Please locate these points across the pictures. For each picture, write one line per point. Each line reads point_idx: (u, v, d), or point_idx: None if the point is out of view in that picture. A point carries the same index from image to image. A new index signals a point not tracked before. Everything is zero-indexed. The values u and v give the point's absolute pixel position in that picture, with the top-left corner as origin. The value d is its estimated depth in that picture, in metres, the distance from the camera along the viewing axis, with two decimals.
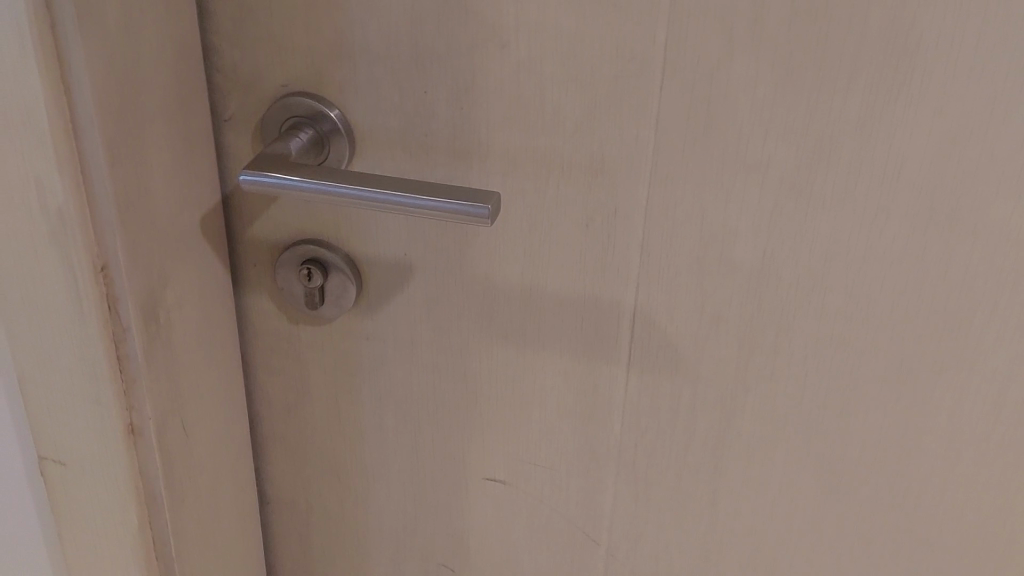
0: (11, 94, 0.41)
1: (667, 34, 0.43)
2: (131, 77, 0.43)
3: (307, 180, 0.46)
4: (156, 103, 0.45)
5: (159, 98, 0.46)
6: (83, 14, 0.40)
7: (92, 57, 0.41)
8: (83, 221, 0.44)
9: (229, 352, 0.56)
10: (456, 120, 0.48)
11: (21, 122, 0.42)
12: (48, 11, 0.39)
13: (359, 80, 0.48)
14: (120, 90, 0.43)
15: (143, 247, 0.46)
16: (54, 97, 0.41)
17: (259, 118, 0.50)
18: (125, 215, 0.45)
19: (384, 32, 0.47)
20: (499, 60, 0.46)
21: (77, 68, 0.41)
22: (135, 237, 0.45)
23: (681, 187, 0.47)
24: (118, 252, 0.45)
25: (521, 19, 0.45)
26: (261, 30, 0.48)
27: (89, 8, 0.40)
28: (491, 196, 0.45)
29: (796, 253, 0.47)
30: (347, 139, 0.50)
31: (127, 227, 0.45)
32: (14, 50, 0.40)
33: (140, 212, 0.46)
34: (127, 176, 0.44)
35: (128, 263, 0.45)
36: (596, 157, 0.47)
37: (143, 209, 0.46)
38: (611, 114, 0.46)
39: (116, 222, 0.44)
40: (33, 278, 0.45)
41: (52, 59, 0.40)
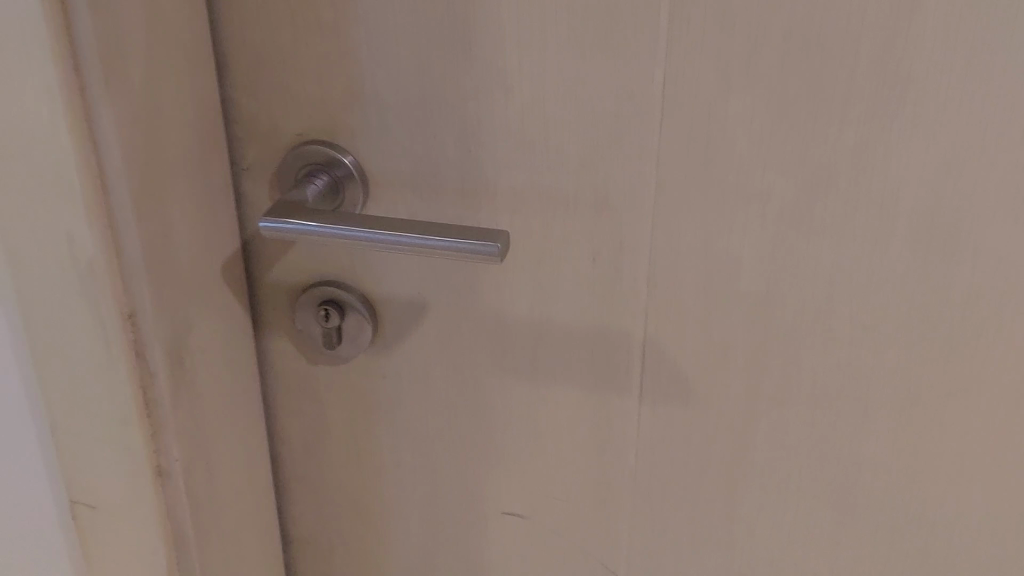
0: (42, 153, 0.43)
1: (664, 73, 0.45)
2: (155, 133, 0.46)
3: (323, 225, 0.48)
4: (179, 157, 0.48)
5: (181, 152, 0.48)
6: (111, 75, 0.42)
7: (119, 116, 0.43)
8: (112, 272, 0.46)
9: (251, 393, 0.57)
10: (465, 162, 0.50)
11: (52, 178, 0.44)
12: (78, 75, 0.41)
13: (372, 127, 0.50)
14: (145, 146, 0.45)
15: (169, 295, 0.48)
16: (84, 154, 0.43)
17: (276, 166, 0.53)
18: (151, 264, 0.46)
19: (395, 81, 0.49)
20: (505, 104, 0.48)
21: (104, 126, 0.43)
22: (160, 285, 0.47)
23: (683, 219, 0.49)
24: (146, 301, 0.47)
25: (524, 64, 0.47)
26: (277, 83, 0.50)
27: (115, 69, 0.42)
28: (499, 234, 0.47)
29: (799, 280, 0.49)
30: (360, 184, 0.52)
31: (153, 277, 0.47)
32: (45, 111, 0.42)
33: (165, 261, 0.47)
34: (153, 228, 0.46)
35: (155, 310, 0.47)
36: (601, 193, 0.49)
37: (169, 258, 0.48)
38: (614, 151, 0.48)
39: (144, 272, 0.46)
40: (64, 327, 0.47)
41: (81, 119, 0.42)
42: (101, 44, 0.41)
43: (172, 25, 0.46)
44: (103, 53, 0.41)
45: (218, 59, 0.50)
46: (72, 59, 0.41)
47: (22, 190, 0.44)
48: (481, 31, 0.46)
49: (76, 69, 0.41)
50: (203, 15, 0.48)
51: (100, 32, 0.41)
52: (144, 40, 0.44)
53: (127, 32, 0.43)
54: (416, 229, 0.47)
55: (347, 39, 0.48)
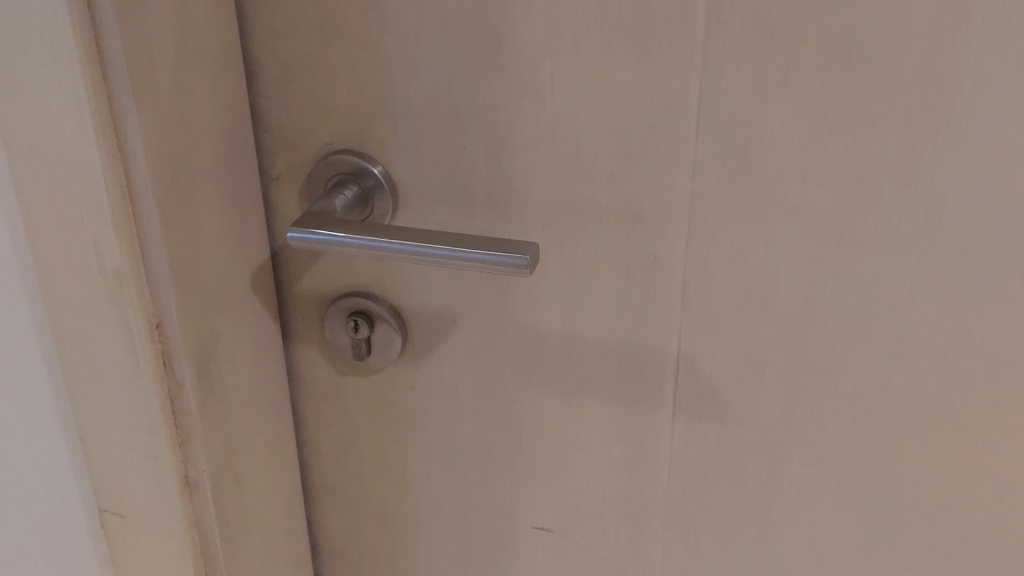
0: (72, 163, 0.43)
1: (699, 81, 0.44)
2: (184, 142, 0.45)
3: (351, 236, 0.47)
4: (208, 165, 0.47)
5: (211, 160, 0.47)
6: (139, 84, 0.42)
7: (147, 125, 0.43)
8: (140, 281, 0.46)
9: (281, 404, 0.57)
10: (495, 172, 0.49)
11: (81, 188, 0.44)
12: (106, 83, 0.41)
13: (401, 135, 0.50)
14: (173, 155, 0.45)
15: (197, 305, 0.48)
16: (112, 164, 0.43)
17: (306, 175, 0.52)
18: (179, 274, 0.46)
19: (424, 89, 0.48)
20: (536, 112, 0.47)
21: (132, 136, 0.42)
22: (188, 294, 0.47)
23: (718, 232, 0.47)
24: (173, 310, 0.46)
25: (555, 72, 0.46)
26: (307, 91, 0.50)
27: (143, 79, 0.42)
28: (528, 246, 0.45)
29: (839, 294, 0.47)
30: (390, 194, 0.51)
31: (180, 286, 0.46)
32: (74, 121, 0.42)
33: (193, 271, 0.47)
34: (180, 237, 0.46)
35: (182, 320, 0.47)
36: (633, 204, 0.48)
37: (196, 267, 0.47)
38: (647, 161, 0.46)
39: (170, 281, 0.46)
40: (93, 336, 0.47)
41: (110, 128, 0.42)
42: (129, 53, 0.41)
43: (202, 33, 0.46)
44: (131, 62, 0.41)
45: (248, 67, 0.50)
46: (100, 68, 0.41)
47: (52, 199, 0.44)
48: (512, 39, 0.45)
49: (104, 77, 0.41)
50: (233, 23, 0.48)
51: (128, 41, 0.41)
52: (173, 49, 0.44)
53: (156, 41, 0.43)
54: (444, 240, 0.46)
55: (377, 47, 0.48)
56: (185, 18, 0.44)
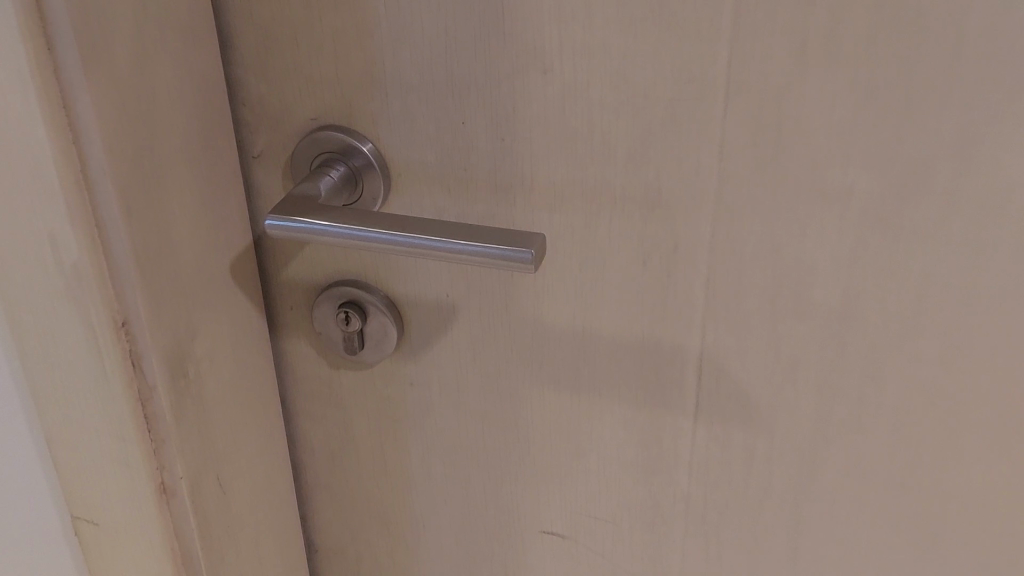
0: (18, 147, 0.38)
1: (729, 51, 0.38)
2: (147, 121, 0.40)
3: (337, 224, 0.42)
4: (176, 145, 0.42)
5: (180, 140, 0.42)
6: (89, 57, 0.37)
7: (101, 103, 0.38)
8: (101, 277, 0.41)
9: (268, 400, 0.52)
10: (498, 152, 0.44)
11: (30, 175, 0.39)
12: (51, 56, 0.36)
13: (393, 110, 0.44)
14: (134, 136, 0.40)
15: (167, 301, 0.43)
16: (63, 148, 0.38)
17: (289, 153, 0.47)
18: (144, 268, 0.42)
19: (417, 59, 0.43)
20: (542, 85, 0.42)
21: (84, 115, 0.38)
22: (157, 290, 0.42)
23: (748, 221, 0.42)
24: (139, 308, 0.42)
25: (564, 40, 0.40)
26: (288, 61, 0.45)
27: (95, 50, 0.37)
28: (535, 235, 0.40)
29: (884, 291, 0.42)
30: (381, 175, 0.46)
31: (147, 281, 0.42)
32: (18, 100, 0.37)
33: (162, 263, 0.43)
34: (145, 227, 0.41)
35: (151, 318, 0.42)
36: (652, 189, 0.42)
37: (165, 259, 0.43)
38: (668, 142, 0.41)
39: (135, 276, 0.41)
40: (52, 336, 0.43)
41: (59, 107, 0.37)
42: (76, 21, 0.36)
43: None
44: (79, 32, 0.36)
45: (221, 33, 0.45)
46: (44, 38, 0.36)
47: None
48: (515, 1, 0.40)
49: (49, 49, 0.36)
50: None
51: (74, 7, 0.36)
52: (131, 15, 0.38)
53: (109, 6, 0.37)
54: (439, 231, 0.41)
55: (363, 10, 0.42)
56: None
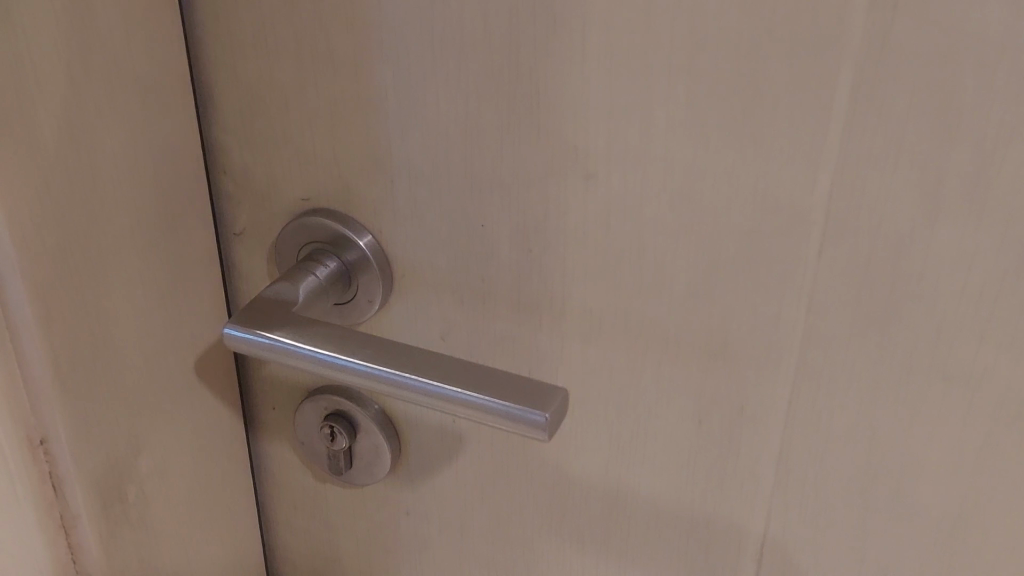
0: None
1: (833, 179, 0.28)
2: (79, 197, 0.32)
3: (308, 344, 0.34)
4: (120, 225, 0.34)
5: (127, 218, 0.34)
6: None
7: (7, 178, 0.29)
8: (14, 387, 0.32)
9: (241, 512, 0.44)
10: (524, 266, 0.35)
11: None
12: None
13: (397, 201, 0.36)
14: (59, 216, 0.31)
15: (99, 411, 0.35)
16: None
17: (275, 235, 0.38)
18: (66, 376, 0.33)
19: (432, 143, 0.34)
20: (585, 193, 0.32)
21: None
22: (84, 401, 0.34)
23: (841, 392, 0.32)
24: (57, 424, 0.33)
25: (615, 140, 0.31)
26: (277, 129, 0.36)
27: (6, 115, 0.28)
28: (553, 389, 0.31)
29: (1017, 506, 0.31)
30: (380, 276, 0.37)
31: (70, 391, 0.33)
32: None
33: (95, 366, 0.34)
34: (70, 326, 0.33)
35: (73, 429, 0.34)
36: (715, 334, 0.33)
37: (98, 363, 0.34)
38: (741, 282, 0.31)
39: (53, 387, 0.33)
40: None
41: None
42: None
43: (119, 45, 0.32)
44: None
45: (200, 88, 0.36)
46: None
47: None
48: (556, 85, 0.31)
49: None
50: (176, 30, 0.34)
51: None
52: (65, 69, 0.30)
53: (32, 56, 0.29)
54: (432, 369, 0.32)
55: (368, 77, 0.34)
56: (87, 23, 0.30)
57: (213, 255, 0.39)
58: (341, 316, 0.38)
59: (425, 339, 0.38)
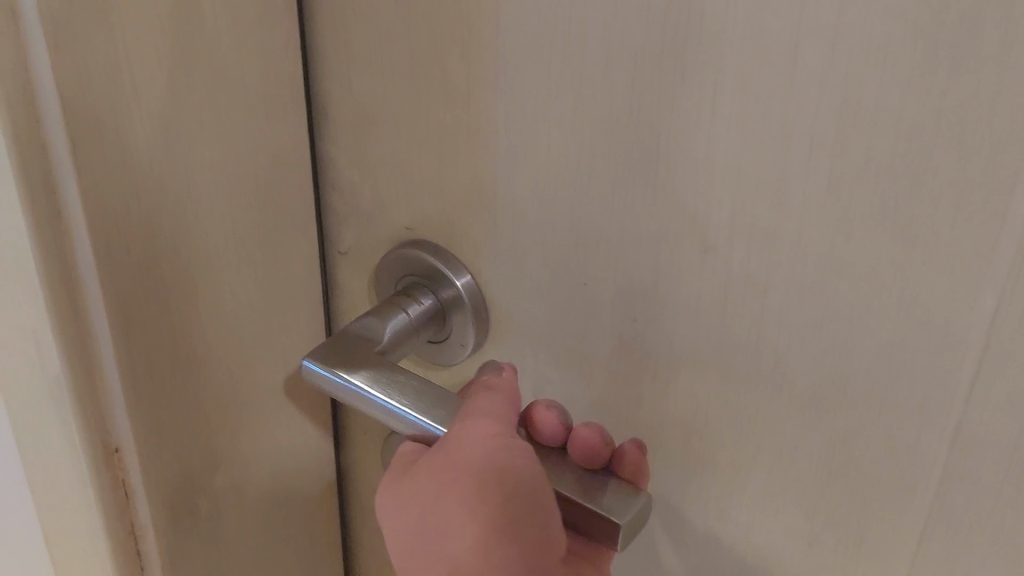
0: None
1: (1000, 303, 0.23)
2: (173, 205, 0.30)
3: (382, 393, 0.30)
4: (215, 237, 0.32)
5: (225, 231, 0.32)
6: (87, 134, 0.26)
7: (86, 194, 0.27)
8: (88, 391, 0.30)
9: (323, 528, 0.43)
10: (625, 334, 0.31)
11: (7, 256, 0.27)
12: (34, 120, 0.25)
13: (501, 245, 0.33)
14: (148, 229, 0.29)
15: (177, 423, 0.33)
16: (42, 238, 0.27)
17: (377, 260, 0.36)
18: (140, 386, 0.31)
19: (540, 187, 0.31)
20: (701, 268, 0.28)
21: (75, 204, 0.27)
22: (163, 413, 0.32)
23: (980, 548, 0.26)
24: (129, 435, 0.31)
25: (739, 214, 0.26)
26: (387, 151, 0.34)
27: (101, 131, 0.26)
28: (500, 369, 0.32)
29: None
30: (475, 318, 0.34)
31: (149, 401, 0.31)
32: None
33: (180, 377, 0.32)
34: (150, 333, 0.31)
35: (151, 443, 0.32)
36: (834, 449, 0.28)
37: (179, 372, 0.32)
38: (871, 398, 0.27)
39: (127, 397, 0.30)
40: (37, 442, 0.32)
41: (43, 189, 0.26)
42: (67, 84, 0.25)
43: (233, 50, 0.30)
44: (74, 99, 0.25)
45: (315, 99, 0.35)
46: (28, 103, 0.25)
47: None
48: (679, 143, 0.27)
49: (34, 117, 0.25)
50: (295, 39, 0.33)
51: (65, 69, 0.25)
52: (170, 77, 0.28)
53: (137, 68, 0.27)
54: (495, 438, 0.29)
55: (481, 108, 0.31)
56: (200, 25, 0.28)
57: (314, 271, 0.37)
58: (434, 354, 0.36)
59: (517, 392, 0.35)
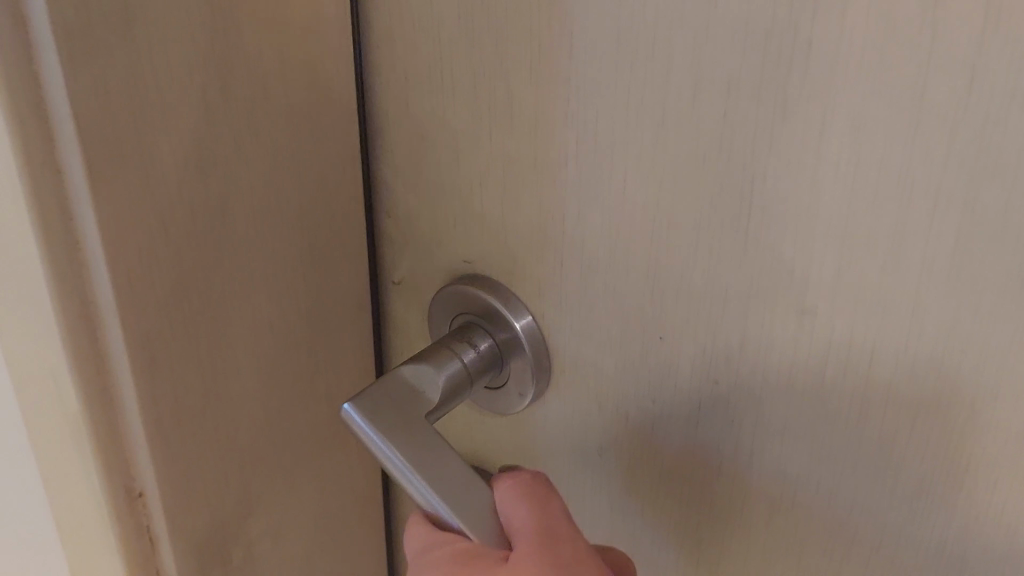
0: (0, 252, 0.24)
1: None
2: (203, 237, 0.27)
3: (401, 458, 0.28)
4: (253, 267, 0.29)
5: (265, 259, 0.30)
6: (110, 161, 0.23)
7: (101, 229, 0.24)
8: (108, 434, 0.27)
9: (367, 569, 0.40)
10: (704, 397, 0.27)
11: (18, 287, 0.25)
12: (50, 143, 0.23)
13: (567, 286, 0.29)
14: (174, 265, 0.26)
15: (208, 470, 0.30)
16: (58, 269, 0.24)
17: (432, 292, 0.34)
18: (168, 430, 0.28)
19: (614, 227, 0.27)
20: (797, 327, 0.24)
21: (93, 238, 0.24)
22: (191, 457, 0.29)
23: None
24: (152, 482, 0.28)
25: (845, 271, 0.23)
26: (445, 177, 0.31)
27: (128, 157, 0.24)
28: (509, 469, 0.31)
29: None
30: (535, 366, 0.31)
31: (177, 446, 0.29)
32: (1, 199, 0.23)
33: (213, 418, 0.30)
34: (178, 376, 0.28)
35: (179, 490, 0.29)
36: (946, 544, 0.24)
37: (211, 415, 0.29)
38: (996, 493, 0.23)
39: (152, 443, 0.28)
40: (58, 480, 0.29)
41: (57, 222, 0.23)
42: (88, 105, 0.22)
43: (275, 64, 0.27)
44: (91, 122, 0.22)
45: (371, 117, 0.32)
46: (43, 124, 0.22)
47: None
48: (778, 185, 0.23)
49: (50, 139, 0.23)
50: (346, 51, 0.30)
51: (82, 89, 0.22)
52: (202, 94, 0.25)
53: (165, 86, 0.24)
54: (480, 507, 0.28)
55: (549, 135, 0.27)
56: (241, 36, 0.26)
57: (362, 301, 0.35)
58: (489, 400, 0.33)
59: (580, 449, 0.32)
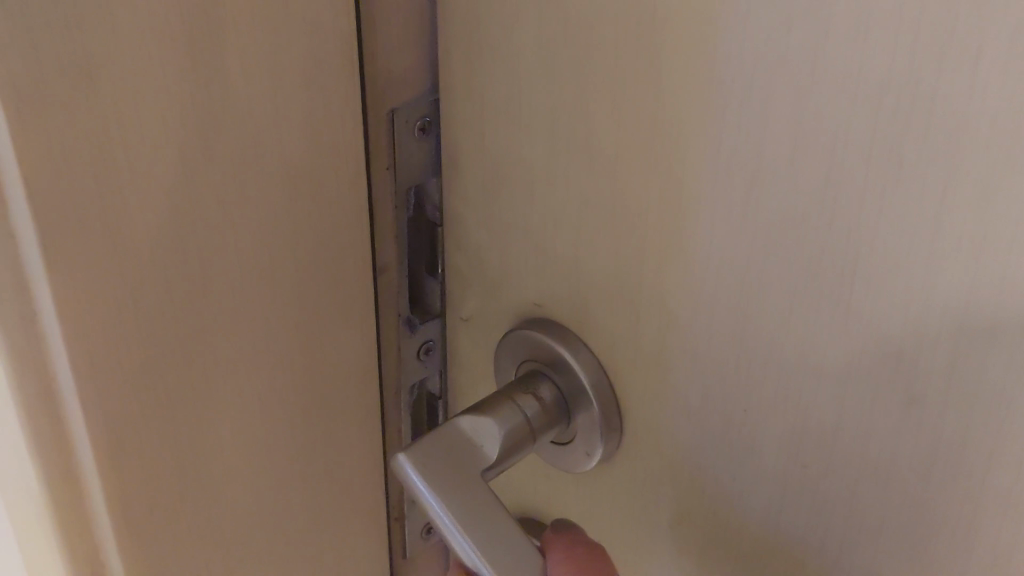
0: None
1: None
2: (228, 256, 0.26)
3: (427, 490, 0.26)
4: (285, 291, 0.28)
5: (302, 284, 0.29)
6: (107, 173, 0.23)
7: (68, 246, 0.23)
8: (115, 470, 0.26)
9: None
10: (792, 482, 0.24)
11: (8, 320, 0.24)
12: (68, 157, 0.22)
13: (642, 342, 0.27)
14: (192, 283, 0.26)
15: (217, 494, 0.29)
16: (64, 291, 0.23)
17: (500, 332, 0.31)
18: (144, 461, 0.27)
19: (694, 283, 0.24)
20: (902, 418, 0.21)
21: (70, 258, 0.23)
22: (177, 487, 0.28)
23: None
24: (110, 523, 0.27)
25: (963, 359, 0.20)
26: (518, 215, 0.29)
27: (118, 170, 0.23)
28: (567, 525, 0.29)
29: None
30: (604, 423, 0.29)
31: (180, 471, 0.28)
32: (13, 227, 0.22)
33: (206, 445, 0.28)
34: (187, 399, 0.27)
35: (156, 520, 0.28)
36: None
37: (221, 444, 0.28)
38: None
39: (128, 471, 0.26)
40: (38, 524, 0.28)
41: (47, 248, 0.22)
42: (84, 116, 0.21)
43: (316, 82, 0.26)
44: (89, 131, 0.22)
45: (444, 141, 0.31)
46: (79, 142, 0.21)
47: None
48: (885, 253, 0.20)
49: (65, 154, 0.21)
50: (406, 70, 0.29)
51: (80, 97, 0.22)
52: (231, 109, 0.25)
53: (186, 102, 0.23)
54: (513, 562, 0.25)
55: (626, 177, 0.25)
56: (270, 51, 0.25)
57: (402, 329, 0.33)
58: (555, 455, 0.30)
59: (648, 520, 0.29)
